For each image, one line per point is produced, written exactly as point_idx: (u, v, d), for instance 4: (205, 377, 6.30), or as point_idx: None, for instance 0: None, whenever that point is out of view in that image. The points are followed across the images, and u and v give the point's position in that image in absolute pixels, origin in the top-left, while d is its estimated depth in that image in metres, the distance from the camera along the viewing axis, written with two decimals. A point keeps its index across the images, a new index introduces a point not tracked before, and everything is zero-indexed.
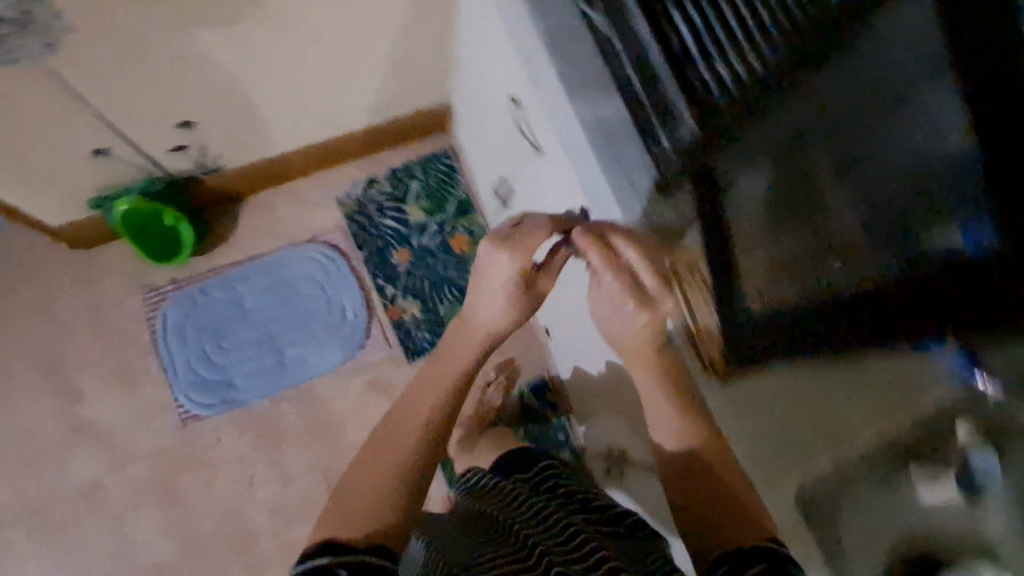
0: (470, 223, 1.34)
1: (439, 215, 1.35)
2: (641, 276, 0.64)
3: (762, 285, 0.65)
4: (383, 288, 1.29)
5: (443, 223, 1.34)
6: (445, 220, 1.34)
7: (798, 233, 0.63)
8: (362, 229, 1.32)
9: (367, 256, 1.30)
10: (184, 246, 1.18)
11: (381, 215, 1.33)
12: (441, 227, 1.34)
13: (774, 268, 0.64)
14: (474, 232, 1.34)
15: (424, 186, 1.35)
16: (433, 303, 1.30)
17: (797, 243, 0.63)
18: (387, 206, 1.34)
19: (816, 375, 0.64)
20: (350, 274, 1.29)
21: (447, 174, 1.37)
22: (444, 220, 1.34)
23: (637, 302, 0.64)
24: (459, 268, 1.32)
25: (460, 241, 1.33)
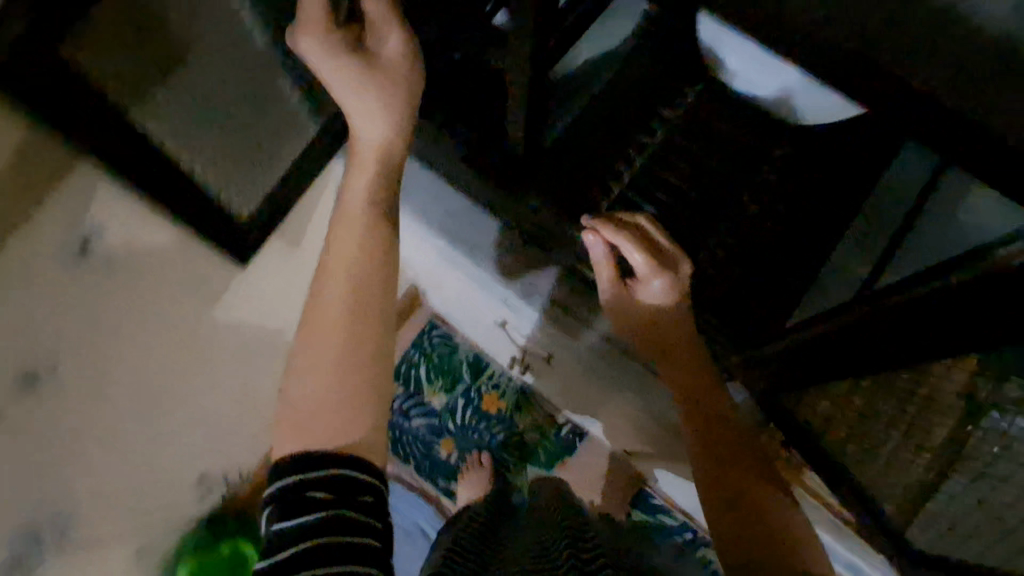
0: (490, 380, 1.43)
1: (457, 390, 1.44)
2: (656, 245, 0.65)
3: (837, 431, 0.75)
4: (446, 486, 1.42)
5: (464, 394, 1.44)
6: (465, 391, 1.44)
7: (887, 396, 0.69)
8: (400, 442, 1.42)
9: (419, 462, 1.42)
10: (248, 553, 1.04)
11: (409, 419, 1.43)
12: (465, 399, 1.44)
13: (863, 410, 0.72)
14: (497, 386, 1.43)
15: (431, 368, 1.45)
16: (502, 467, 1.41)
17: (887, 402, 0.69)
18: (409, 408, 1.44)
19: (864, 434, 0.72)
20: (408, 490, 1.41)
21: (440, 339, 1.46)
22: (465, 391, 1.44)
23: (649, 259, 0.63)
24: (498, 425, 1.42)
25: (489, 400, 1.43)
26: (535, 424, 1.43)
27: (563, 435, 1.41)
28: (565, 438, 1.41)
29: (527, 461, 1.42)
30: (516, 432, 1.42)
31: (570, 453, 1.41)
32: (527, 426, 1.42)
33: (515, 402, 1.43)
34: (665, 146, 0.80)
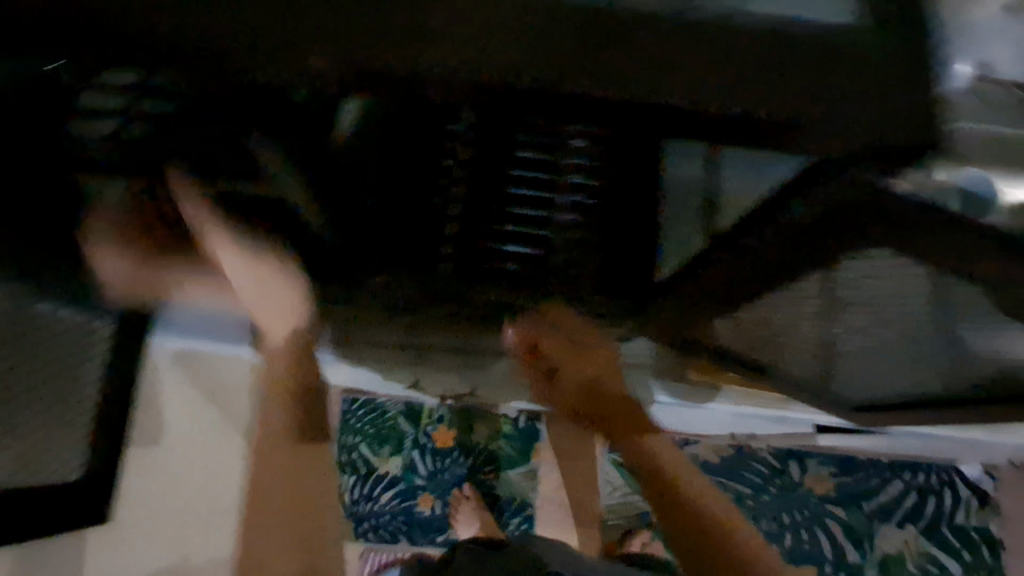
0: (432, 419, 1.44)
1: (406, 444, 1.44)
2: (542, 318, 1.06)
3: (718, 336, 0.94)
4: (440, 537, 1.40)
5: (415, 444, 1.44)
6: (415, 440, 1.44)
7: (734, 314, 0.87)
8: (377, 524, 1.40)
9: (404, 530, 1.40)
10: None
11: (375, 497, 1.41)
12: (418, 448, 1.44)
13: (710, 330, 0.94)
14: (442, 420, 1.45)
15: (371, 438, 1.44)
16: (489, 490, 1.44)
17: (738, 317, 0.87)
18: (370, 487, 1.41)
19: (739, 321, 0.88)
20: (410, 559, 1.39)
21: (365, 409, 1.45)
22: (415, 440, 1.44)
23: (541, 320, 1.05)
24: (461, 454, 1.44)
25: (442, 436, 1.44)
26: (494, 434, 1.45)
27: (526, 430, 1.44)
28: (528, 431, 1.44)
29: (504, 470, 1.45)
30: (482, 451, 1.44)
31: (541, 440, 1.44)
32: (489, 440, 1.44)
33: (467, 425, 1.45)
34: (473, 154, 0.85)
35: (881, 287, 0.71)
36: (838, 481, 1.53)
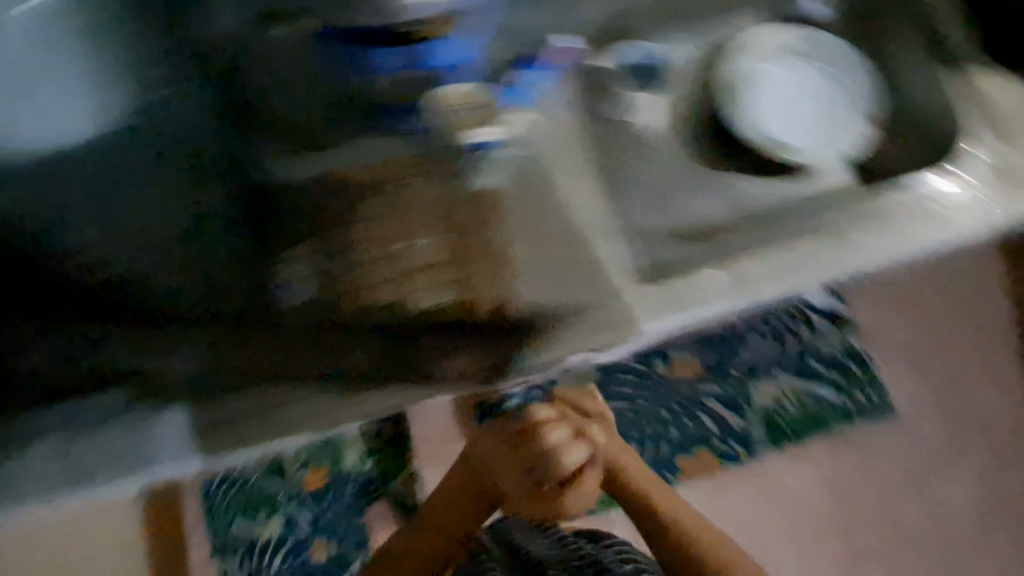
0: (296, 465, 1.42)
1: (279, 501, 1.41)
2: None
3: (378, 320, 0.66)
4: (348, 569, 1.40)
5: (289, 496, 1.42)
6: (286, 492, 1.42)
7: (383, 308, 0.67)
8: None
9: None
10: None
11: (268, 562, 1.39)
12: (293, 499, 1.42)
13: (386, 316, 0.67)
14: (306, 463, 1.43)
15: (242, 508, 1.41)
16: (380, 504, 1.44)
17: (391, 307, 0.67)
18: (259, 555, 1.39)
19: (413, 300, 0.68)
20: None
21: (227, 484, 1.42)
22: (287, 493, 1.42)
23: None
24: (337, 485, 1.43)
25: (312, 478, 1.43)
26: (363, 452, 1.45)
27: (390, 437, 1.45)
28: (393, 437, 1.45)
29: (384, 482, 1.45)
30: (356, 474, 1.44)
31: (409, 440, 1.46)
32: (359, 460, 1.44)
33: (332, 457, 1.44)
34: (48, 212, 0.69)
35: (530, 211, 0.74)
36: (703, 359, 1.55)
